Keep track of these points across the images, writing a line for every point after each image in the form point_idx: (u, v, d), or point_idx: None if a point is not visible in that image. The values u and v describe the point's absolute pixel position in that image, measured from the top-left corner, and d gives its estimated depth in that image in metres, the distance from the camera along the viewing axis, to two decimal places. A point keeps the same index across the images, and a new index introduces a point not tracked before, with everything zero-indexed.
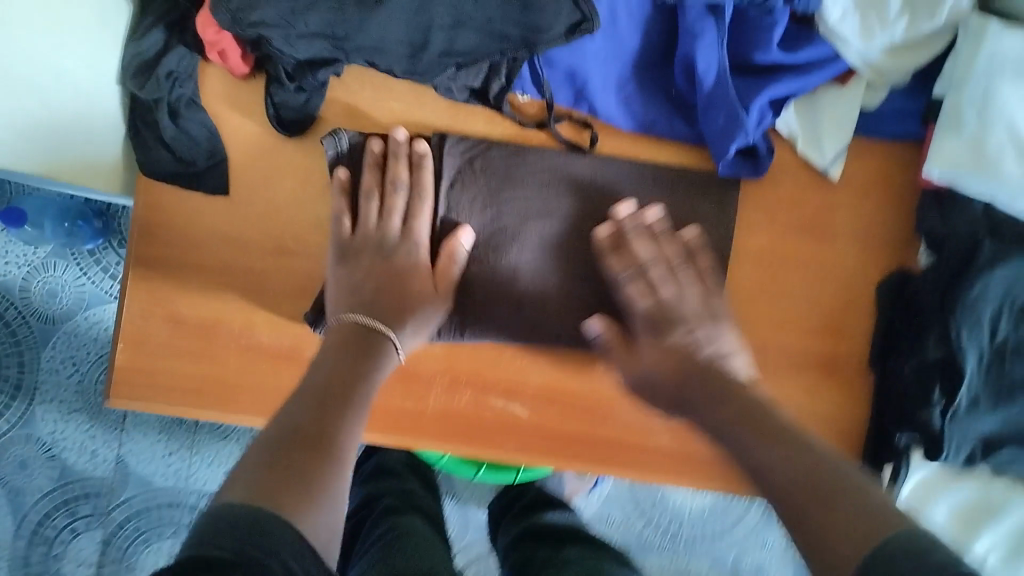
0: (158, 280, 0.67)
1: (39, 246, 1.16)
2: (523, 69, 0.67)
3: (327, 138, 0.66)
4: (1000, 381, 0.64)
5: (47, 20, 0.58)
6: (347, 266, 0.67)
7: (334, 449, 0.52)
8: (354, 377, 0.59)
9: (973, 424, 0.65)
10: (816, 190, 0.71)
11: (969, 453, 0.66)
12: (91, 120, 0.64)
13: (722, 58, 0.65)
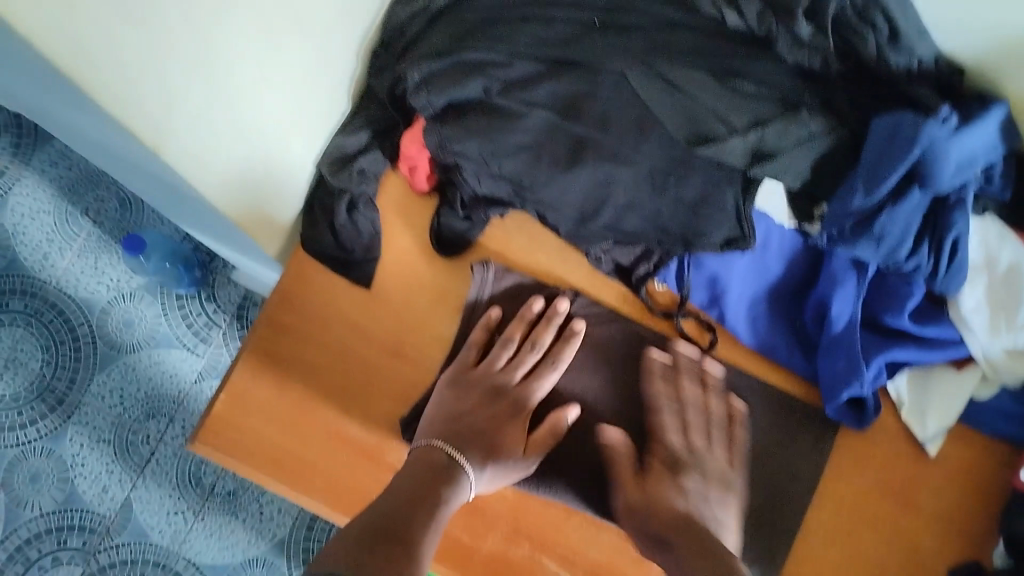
0: (279, 345, 0.70)
1: (136, 275, 1.19)
2: (671, 263, 0.71)
3: (477, 266, 0.71)
4: None
5: (298, 87, 0.63)
6: (454, 392, 0.68)
7: (411, 553, 0.53)
8: (442, 493, 0.61)
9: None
10: (911, 459, 0.73)
11: None
12: (286, 183, 0.67)
13: (855, 311, 0.68)
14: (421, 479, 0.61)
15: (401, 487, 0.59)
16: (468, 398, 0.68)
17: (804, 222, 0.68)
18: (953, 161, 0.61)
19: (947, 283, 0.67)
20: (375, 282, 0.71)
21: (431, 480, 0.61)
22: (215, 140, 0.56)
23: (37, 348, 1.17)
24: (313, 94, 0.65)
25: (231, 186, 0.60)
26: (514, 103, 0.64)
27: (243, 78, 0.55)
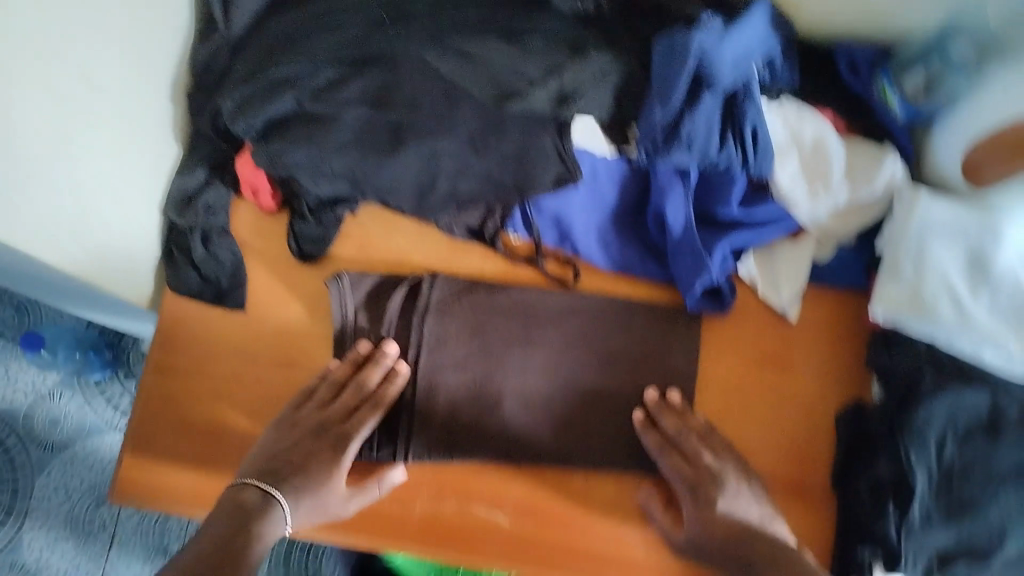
0: (177, 387, 0.75)
1: (49, 374, 1.23)
2: (515, 213, 0.77)
3: (330, 282, 0.75)
4: (950, 498, 0.71)
5: (124, 146, 0.66)
6: (280, 432, 0.70)
7: None
8: (249, 525, 0.63)
9: (926, 540, 0.70)
10: (774, 328, 0.80)
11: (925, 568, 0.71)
12: (140, 235, 0.71)
13: (688, 212, 0.74)
14: (232, 516, 0.63)
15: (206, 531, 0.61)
16: (291, 436, 0.70)
17: (622, 145, 0.72)
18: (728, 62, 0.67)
19: (758, 167, 0.73)
20: (250, 305, 0.76)
21: (238, 515, 0.63)
22: (43, 213, 0.58)
23: None
24: (140, 148, 0.68)
25: (76, 249, 0.63)
26: (325, 107, 0.68)
27: (60, 147, 0.58)
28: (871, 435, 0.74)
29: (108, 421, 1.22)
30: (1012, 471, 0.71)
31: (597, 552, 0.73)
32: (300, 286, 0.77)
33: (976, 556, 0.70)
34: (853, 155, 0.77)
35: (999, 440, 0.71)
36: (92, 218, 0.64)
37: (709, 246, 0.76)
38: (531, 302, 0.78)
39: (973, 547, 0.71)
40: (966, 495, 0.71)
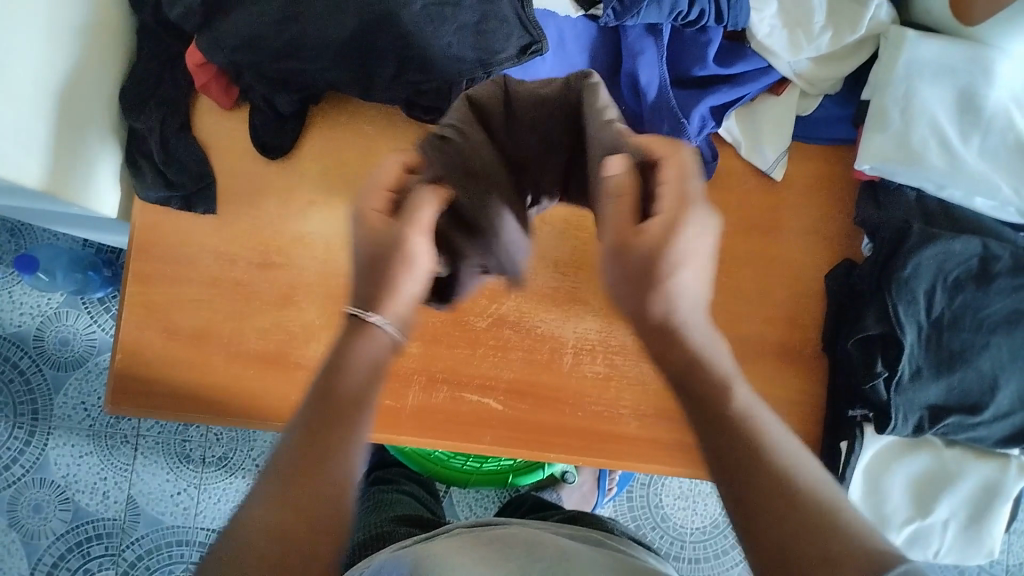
0: (159, 294, 0.73)
1: (52, 293, 1.15)
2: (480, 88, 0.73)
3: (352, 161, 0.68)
4: (940, 351, 0.69)
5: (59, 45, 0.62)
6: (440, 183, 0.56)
7: (319, 512, 0.42)
8: (334, 450, 0.44)
9: (916, 395, 0.70)
10: (761, 192, 0.78)
11: (916, 423, 0.70)
12: (89, 139, 0.68)
13: (664, 73, 0.71)
14: (305, 430, 0.44)
15: (279, 459, 0.44)
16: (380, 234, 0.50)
17: (588, 9, 0.69)
18: None
19: (736, 20, 0.70)
20: (221, 206, 0.74)
21: (351, 398, 0.46)
22: None
23: None
24: (77, 48, 0.65)
25: (31, 156, 0.60)
26: None
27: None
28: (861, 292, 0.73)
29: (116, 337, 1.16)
30: (1002, 318, 0.70)
31: (595, 429, 0.75)
32: (270, 182, 0.74)
33: (968, 406, 0.70)
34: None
35: (989, 288, 0.70)
36: (40, 131, 0.61)
37: (687, 110, 0.72)
38: None
39: (964, 398, 0.70)
40: (955, 347, 0.69)
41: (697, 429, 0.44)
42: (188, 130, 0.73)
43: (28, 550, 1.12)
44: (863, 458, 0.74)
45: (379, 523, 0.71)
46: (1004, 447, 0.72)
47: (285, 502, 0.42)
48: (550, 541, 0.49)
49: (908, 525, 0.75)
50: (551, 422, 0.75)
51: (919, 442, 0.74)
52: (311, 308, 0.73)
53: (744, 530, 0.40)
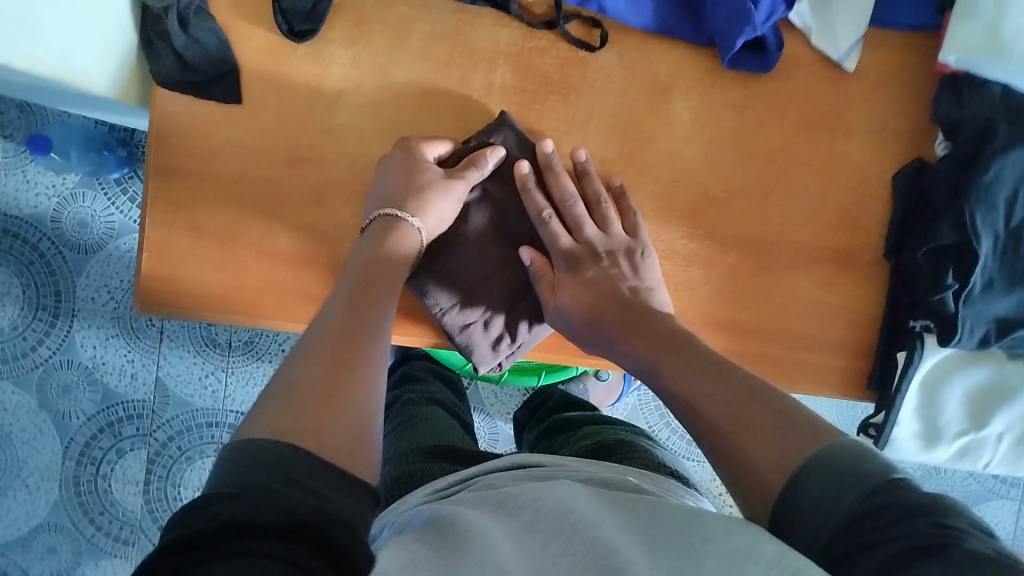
0: (180, 189, 0.68)
1: (67, 174, 1.10)
2: None
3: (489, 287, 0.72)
4: (1015, 263, 0.65)
5: None
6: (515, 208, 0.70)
7: (357, 370, 0.50)
8: (356, 357, 0.51)
9: (985, 307, 0.65)
10: (830, 83, 0.71)
11: (983, 336, 0.67)
12: (94, 14, 0.61)
13: None
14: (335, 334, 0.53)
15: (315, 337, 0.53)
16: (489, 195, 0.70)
17: None
18: None
19: None
20: (244, 94, 0.68)
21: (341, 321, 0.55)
22: None
23: (12, 276, 1.11)
24: None
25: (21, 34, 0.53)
26: None
27: None
28: (934, 197, 0.68)
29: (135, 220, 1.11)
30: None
31: None
32: (297, 70, 0.68)
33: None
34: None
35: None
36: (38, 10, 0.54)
37: None
38: (555, 69, 0.70)
39: None
40: None
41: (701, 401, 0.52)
42: (206, 10, 0.66)
43: (60, 430, 1.12)
44: (925, 372, 0.70)
45: (411, 455, 0.67)
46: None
47: (340, 330, 0.53)
48: (575, 495, 0.45)
49: (961, 435, 0.73)
50: None
51: (981, 355, 0.71)
52: (344, 207, 0.69)
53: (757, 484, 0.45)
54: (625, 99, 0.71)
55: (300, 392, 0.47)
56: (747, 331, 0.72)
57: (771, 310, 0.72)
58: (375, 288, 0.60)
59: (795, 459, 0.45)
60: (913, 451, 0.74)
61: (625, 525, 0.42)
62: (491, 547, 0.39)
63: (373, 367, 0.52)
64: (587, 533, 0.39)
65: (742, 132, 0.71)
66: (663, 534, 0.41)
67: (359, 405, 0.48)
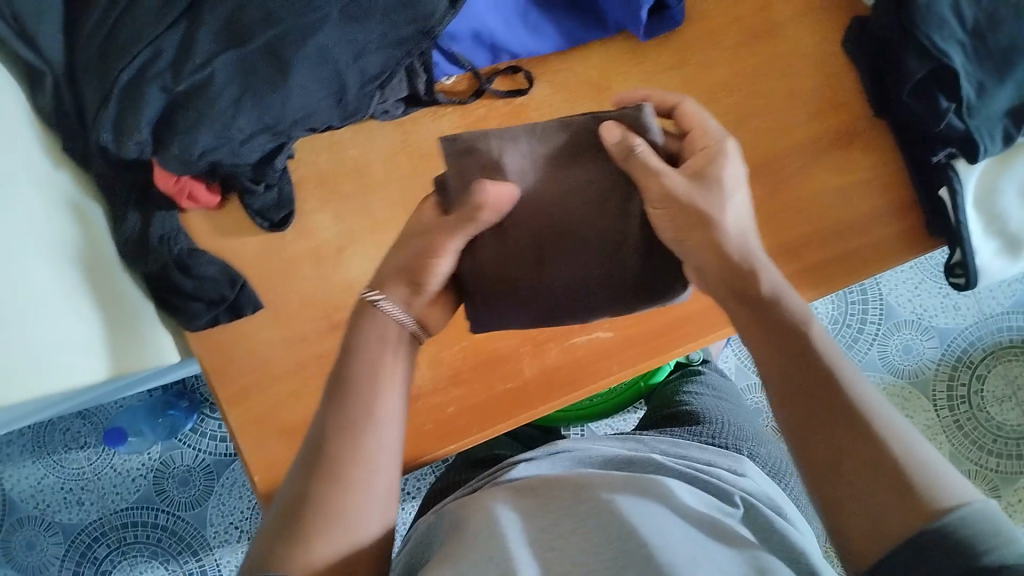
0: (252, 401, 0.70)
1: (149, 446, 1.12)
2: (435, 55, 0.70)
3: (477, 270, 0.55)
4: (993, 57, 0.65)
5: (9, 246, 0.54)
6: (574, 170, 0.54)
7: (349, 475, 0.48)
8: (358, 448, 0.49)
9: (990, 109, 0.66)
10: (738, 2, 0.74)
11: (1005, 134, 0.66)
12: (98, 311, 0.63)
13: None
14: (346, 408, 0.49)
15: (338, 417, 0.49)
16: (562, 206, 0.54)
17: None
18: None
19: None
20: (264, 296, 0.71)
21: (345, 409, 0.49)
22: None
23: (148, 560, 1.10)
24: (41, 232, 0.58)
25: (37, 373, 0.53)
26: (193, 75, 0.61)
27: None
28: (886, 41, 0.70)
29: (229, 452, 1.13)
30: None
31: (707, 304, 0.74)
32: (294, 252, 0.72)
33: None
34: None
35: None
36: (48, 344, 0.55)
37: None
38: (505, 124, 0.73)
39: None
40: (1005, 45, 0.66)
41: (828, 402, 0.46)
42: (197, 247, 0.70)
43: None
44: (969, 192, 0.68)
45: (458, 472, 0.78)
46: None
47: (363, 403, 0.50)
48: (596, 472, 0.53)
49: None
50: (665, 322, 0.74)
51: (1013, 150, 0.69)
52: None
53: (810, 466, 0.46)
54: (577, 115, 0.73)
55: (298, 503, 0.47)
56: (802, 247, 0.71)
57: (813, 217, 0.72)
58: (371, 380, 0.51)
59: (915, 488, 0.42)
60: (1001, 271, 0.70)
61: (641, 506, 0.50)
62: (502, 538, 0.47)
63: (375, 478, 0.49)
64: (604, 520, 0.48)
65: (694, 84, 0.73)
66: (644, 497, 0.50)
67: (364, 508, 0.48)
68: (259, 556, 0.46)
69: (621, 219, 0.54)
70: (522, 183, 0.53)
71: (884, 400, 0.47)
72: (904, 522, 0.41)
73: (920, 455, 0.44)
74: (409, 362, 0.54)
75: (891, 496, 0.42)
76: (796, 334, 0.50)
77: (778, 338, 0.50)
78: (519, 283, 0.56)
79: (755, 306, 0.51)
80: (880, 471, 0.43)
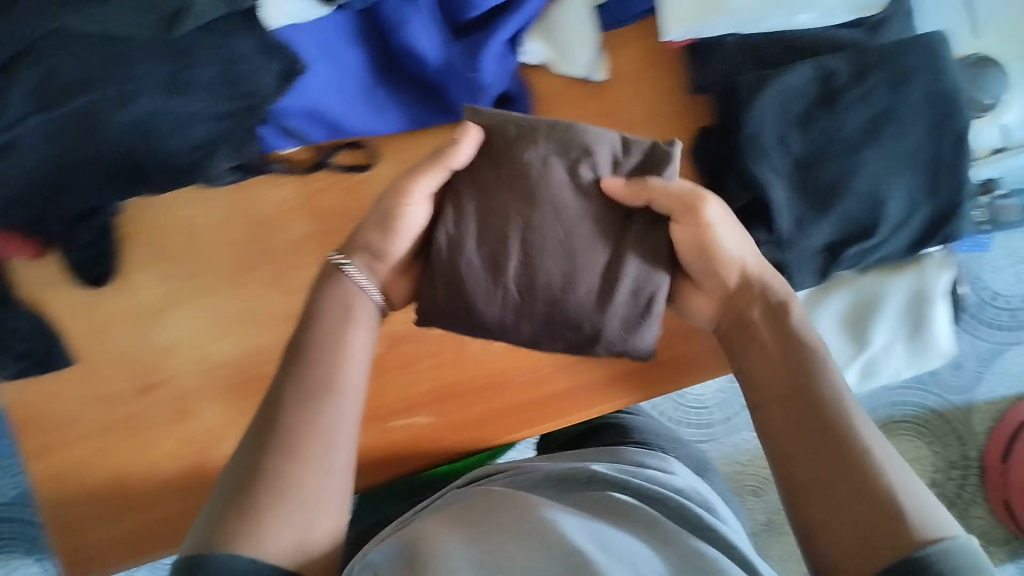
0: (58, 458, 0.70)
1: None
2: (267, 129, 0.69)
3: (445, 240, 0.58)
4: (815, 190, 0.63)
5: None
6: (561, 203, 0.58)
7: (308, 447, 0.53)
8: (309, 415, 0.54)
9: (806, 242, 0.64)
10: (590, 98, 0.72)
11: (819, 269, 0.65)
12: None
13: (436, 36, 0.67)
14: (269, 405, 0.54)
15: (284, 424, 0.53)
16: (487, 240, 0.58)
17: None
18: None
19: None
20: (78, 352, 0.71)
21: (298, 392, 0.54)
22: None
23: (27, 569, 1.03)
24: None
25: None
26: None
27: None
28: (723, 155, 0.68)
29: None
30: (862, 132, 0.62)
31: (529, 398, 0.73)
32: (113, 309, 0.72)
33: (863, 232, 0.64)
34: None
35: (837, 106, 0.62)
36: None
37: (472, 56, 0.67)
38: (342, 199, 0.72)
39: (857, 225, 0.64)
40: (830, 179, 0.63)
41: (812, 429, 0.52)
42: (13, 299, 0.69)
43: None
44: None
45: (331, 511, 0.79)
46: (911, 255, 0.66)
47: (266, 429, 0.53)
48: (568, 499, 0.55)
49: (852, 363, 0.70)
50: (504, 405, 0.73)
51: (830, 283, 0.68)
52: (209, 412, 0.73)
53: (800, 476, 0.52)
54: None
55: (270, 453, 0.52)
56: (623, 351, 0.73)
57: None
58: (331, 356, 0.57)
59: (883, 527, 0.47)
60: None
61: (582, 522, 0.50)
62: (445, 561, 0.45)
63: (336, 455, 0.54)
64: (546, 536, 0.47)
65: None
66: (598, 513, 0.52)
67: (320, 485, 0.52)
68: (207, 527, 0.49)
69: (614, 233, 0.59)
70: (561, 192, 0.58)
71: (866, 417, 0.53)
72: (884, 551, 0.46)
73: (888, 477, 0.49)
74: (371, 340, 0.60)
75: (852, 518, 0.48)
76: (794, 346, 0.57)
77: (788, 375, 0.56)
78: (510, 284, 0.58)
79: (745, 327, 0.60)
80: (863, 537, 0.47)
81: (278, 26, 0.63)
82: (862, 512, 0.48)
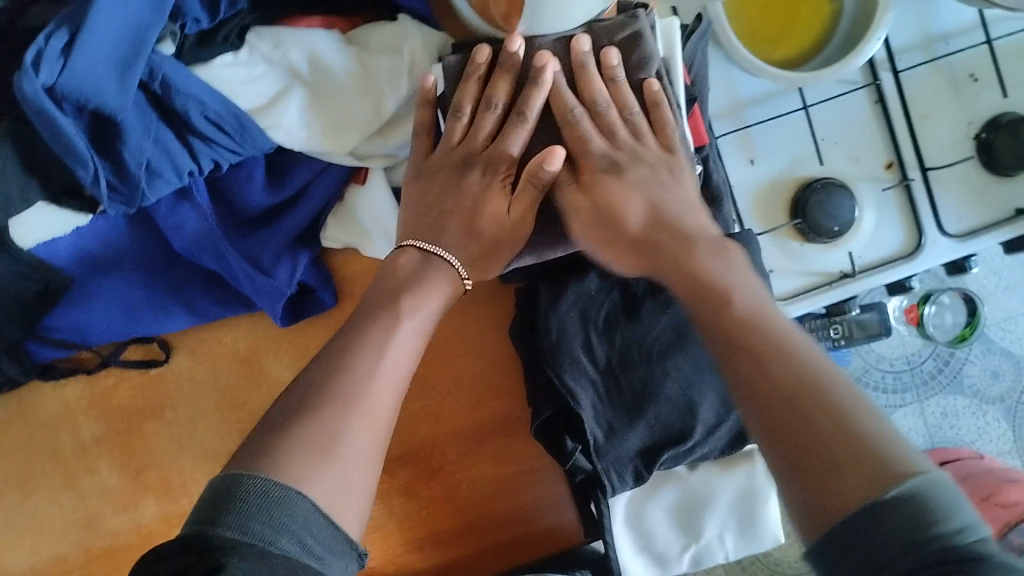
0: None
1: None
2: (36, 342, 0.64)
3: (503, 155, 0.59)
4: (623, 396, 0.65)
5: None
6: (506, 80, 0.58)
7: (353, 391, 0.49)
8: (361, 358, 0.51)
9: (620, 450, 0.65)
10: None
11: (635, 474, 0.65)
12: None
13: (213, 232, 0.61)
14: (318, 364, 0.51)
15: (317, 374, 0.50)
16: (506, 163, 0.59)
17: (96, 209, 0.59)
18: (182, 73, 0.54)
19: (255, 146, 0.59)
20: None
21: (343, 354, 0.51)
22: None
23: None
24: None
25: None
26: None
27: None
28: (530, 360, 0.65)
29: None
30: (668, 340, 0.64)
31: None
32: None
33: (677, 437, 0.65)
34: (373, 38, 0.61)
35: (639, 315, 0.65)
36: None
37: (255, 255, 0.63)
38: (137, 396, 0.67)
39: (669, 431, 0.65)
40: (637, 386, 0.65)
41: (755, 345, 0.47)
42: None
43: None
44: (614, 515, 0.69)
45: None
46: (733, 452, 0.68)
47: (314, 375, 0.50)
48: None
49: (685, 553, 0.71)
50: None
51: (663, 476, 0.70)
52: None
53: (785, 433, 0.45)
54: (219, 389, 0.67)
55: (294, 420, 0.47)
56: (451, 538, 0.69)
57: (474, 508, 0.69)
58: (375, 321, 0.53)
59: (866, 456, 0.42)
60: None
61: None
62: None
63: (381, 398, 0.50)
64: None
65: None
66: None
67: (336, 438, 0.47)
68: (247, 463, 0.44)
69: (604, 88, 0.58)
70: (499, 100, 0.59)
71: (839, 376, 0.46)
72: (860, 486, 0.41)
73: (855, 405, 0.44)
74: (441, 306, 0.57)
75: (841, 478, 0.42)
76: (723, 253, 0.53)
77: (725, 321, 0.50)
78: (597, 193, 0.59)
79: (700, 278, 0.52)
80: (819, 449, 0.43)
81: (32, 242, 0.58)
82: (849, 471, 0.42)
